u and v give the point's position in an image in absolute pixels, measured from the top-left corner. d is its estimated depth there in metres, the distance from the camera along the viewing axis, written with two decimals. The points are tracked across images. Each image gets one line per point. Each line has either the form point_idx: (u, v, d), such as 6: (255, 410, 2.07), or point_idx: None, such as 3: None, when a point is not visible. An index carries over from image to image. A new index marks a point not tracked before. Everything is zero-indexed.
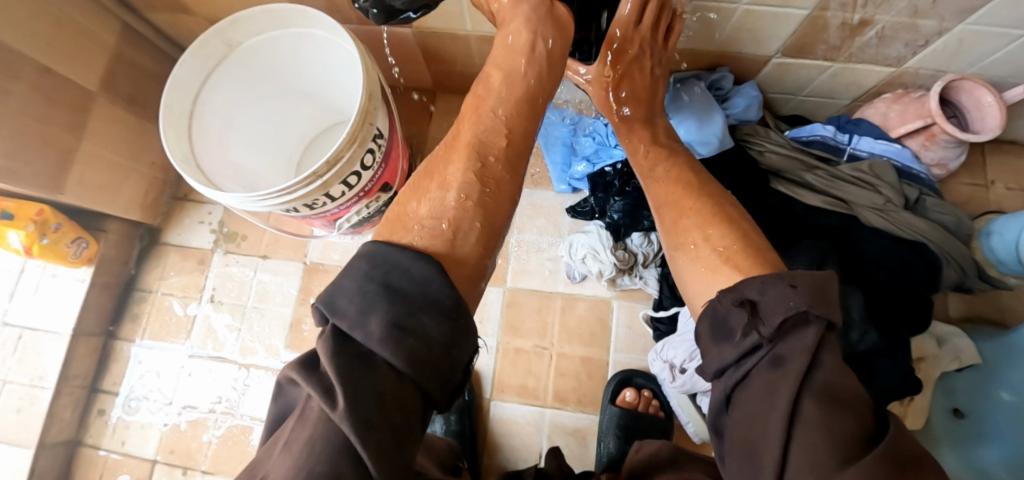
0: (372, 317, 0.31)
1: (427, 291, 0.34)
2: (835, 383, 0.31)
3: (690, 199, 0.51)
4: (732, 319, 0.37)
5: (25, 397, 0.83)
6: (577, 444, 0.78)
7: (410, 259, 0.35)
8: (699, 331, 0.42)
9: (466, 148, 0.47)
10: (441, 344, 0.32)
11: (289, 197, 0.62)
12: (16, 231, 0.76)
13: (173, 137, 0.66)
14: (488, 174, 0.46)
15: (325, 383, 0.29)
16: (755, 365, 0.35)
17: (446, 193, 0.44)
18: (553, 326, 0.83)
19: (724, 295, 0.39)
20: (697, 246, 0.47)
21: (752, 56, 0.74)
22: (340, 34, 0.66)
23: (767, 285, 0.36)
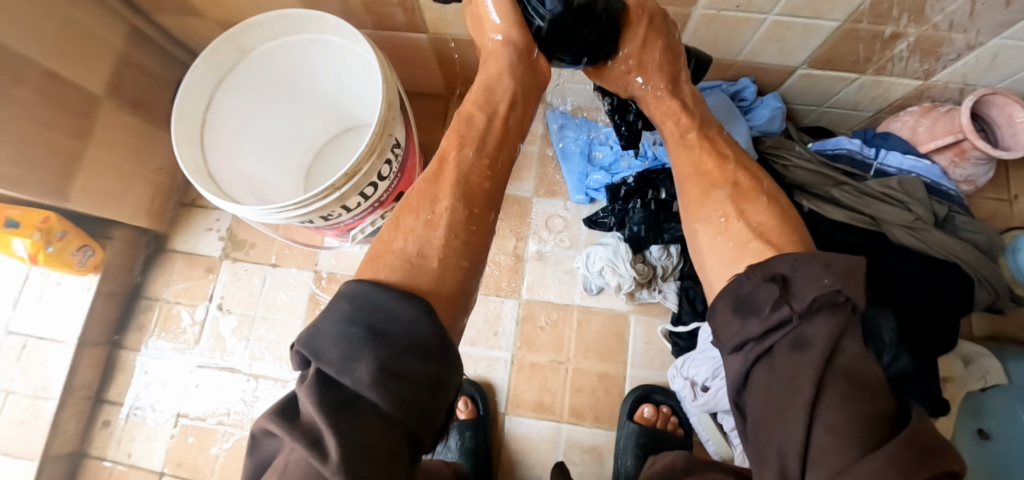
0: (359, 364, 0.30)
1: (413, 332, 0.33)
2: (858, 368, 0.30)
3: (719, 170, 0.48)
4: (760, 294, 0.35)
5: (29, 408, 0.81)
6: (594, 461, 0.76)
7: (394, 299, 0.34)
8: (717, 309, 0.40)
9: (447, 188, 0.45)
10: (429, 380, 0.32)
11: (305, 209, 0.61)
12: (21, 239, 0.73)
13: (185, 146, 0.64)
14: (469, 213, 0.45)
15: (310, 434, 0.29)
16: (779, 341, 0.33)
17: (428, 237, 0.42)
18: (569, 340, 0.81)
19: (754, 271, 0.37)
20: (728, 219, 0.44)
21: (778, 67, 0.72)
22: (358, 41, 0.64)
23: (801, 262, 0.34)
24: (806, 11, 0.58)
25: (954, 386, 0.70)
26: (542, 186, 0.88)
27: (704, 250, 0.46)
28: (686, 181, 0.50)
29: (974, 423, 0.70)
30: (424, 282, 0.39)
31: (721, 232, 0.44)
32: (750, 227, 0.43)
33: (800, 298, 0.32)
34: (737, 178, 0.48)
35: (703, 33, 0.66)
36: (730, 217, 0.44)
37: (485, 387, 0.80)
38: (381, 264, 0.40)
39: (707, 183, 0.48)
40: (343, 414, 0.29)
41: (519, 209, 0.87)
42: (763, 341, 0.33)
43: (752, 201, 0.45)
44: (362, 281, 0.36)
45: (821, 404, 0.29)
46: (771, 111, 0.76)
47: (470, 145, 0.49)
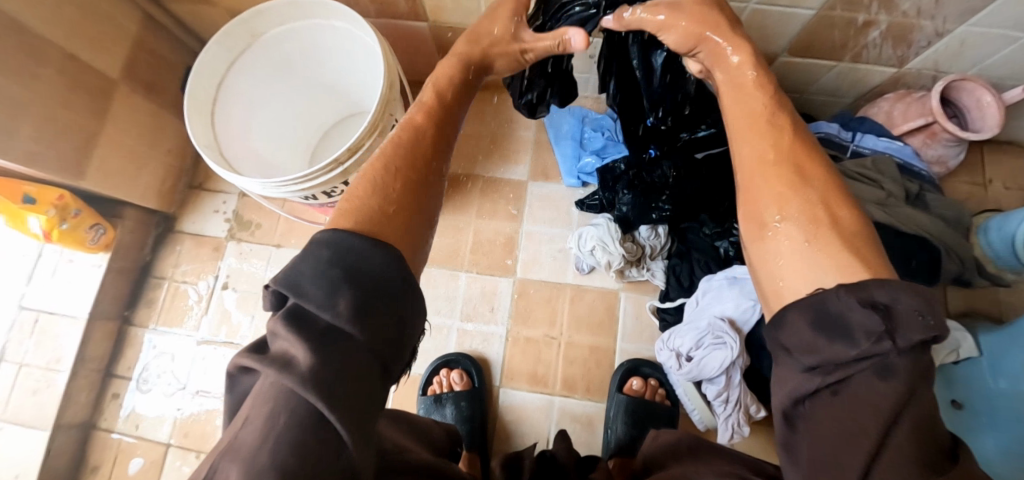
0: (342, 298, 0.28)
1: (389, 275, 0.31)
2: (931, 414, 0.25)
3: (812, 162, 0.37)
4: (854, 316, 0.26)
5: (42, 379, 0.84)
6: (584, 430, 0.80)
7: (372, 246, 0.32)
8: (787, 318, 0.30)
9: (418, 161, 0.41)
10: (401, 322, 0.31)
11: (310, 183, 0.64)
12: (37, 215, 0.77)
13: (197, 123, 0.68)
14: (429, 189, 0.41)
15: (284, 359, 0.26)
16: (848, 372, 0.25)
17: (387, 201, 0.36)
18: (563, 315, 0.85)
19: (842, 288, 0.27)
20: (821, 219, 0.33)
21: (760, 54, 0.76)
22: (363, 26, 0.67)
23: (902, 288, 0.26)
24: None
25: (927, 356, 0.74)
26: (537, 169, 0.92)
27: (769, 256, 0.34)
28: (763, 171, 0.37)
29: (947, 394, 0.76)
30: (389, 234, 0.35)
31: (786, 235, 0.33)
32: (840, 233, 0.32)
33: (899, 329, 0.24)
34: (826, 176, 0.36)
35: None
36: (819, 223, 0.33)
37: (480, 361, 0.84)
38: (342, 222, 0.34)
39: (799, 180, 0.35)
40: (322, 345, 0.27)
41: (515, 191, 0.91)
42: (834, 368, 0.26)
43: (846, 208, 0.34)
44: (336, 230, 0.33)
45: (893, 440, 0.23)
46: None
47: (443, 125, 0.46)
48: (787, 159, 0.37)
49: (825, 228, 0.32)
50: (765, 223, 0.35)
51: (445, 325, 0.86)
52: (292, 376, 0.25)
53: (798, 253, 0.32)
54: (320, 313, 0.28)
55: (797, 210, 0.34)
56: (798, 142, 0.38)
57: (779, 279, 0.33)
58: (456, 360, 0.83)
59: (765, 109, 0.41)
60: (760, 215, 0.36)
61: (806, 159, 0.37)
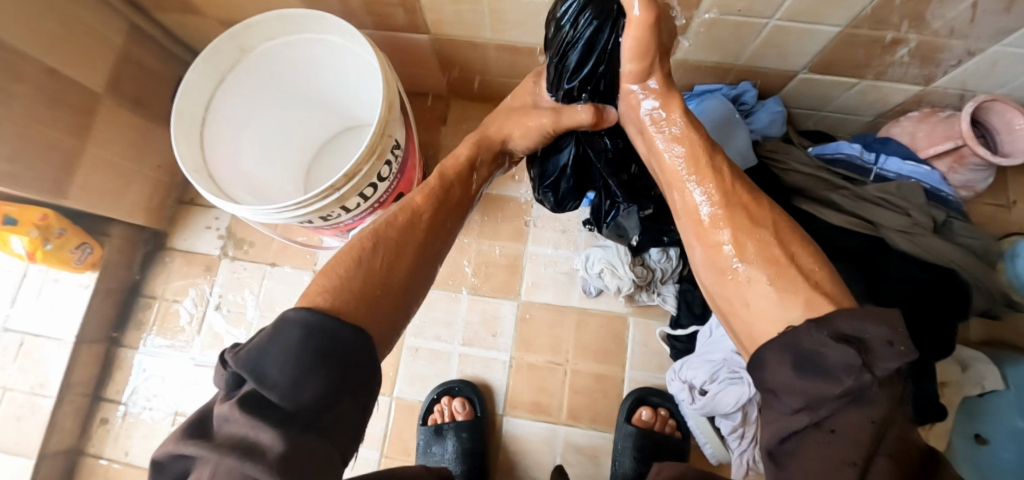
0: (310, 381, 0.31)
1: (352, 362, 0.35)
2: (907, 442, 0.28)
3: (760, 211, 0.45)
4: (827, 352, 0.30)
5: (26, 405, 0.81)
6: (591, 463, 0.76)
7: (350, 329, 0.37)
8: (765, 355, 0.35)
9: (405, 243, 0.48)
10: (350, 410, 0.34)
11: (305, 210, 0.61)
12: (19, 236, 0.73)
13: (185, 146, 0.64)
14: (418, 262, 0.49)
15: (243, 443, 0.27)
16: (832, 405, 0.29)
17: (372, 280, 0.43)
18: (567, 341, 0.81)
19: (814, 327, 0.32)
20: (780, 261, 0.40)
21: (778, 71, 0.72)
22: (359, 41, 0.64)
23: (868, 321, 0.31)
24: (807, 16, 0.58)
25: (952, 390, 0.70)
26: None
27: (746, 301, 0.41)
28: (716, 218, 0.46)
29: (971, 429, 0.72)
30: (361, 313, 0.40)
31: (756, 278, 0.41)
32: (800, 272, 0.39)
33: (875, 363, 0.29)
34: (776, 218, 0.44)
35: (703, 36, 0.65)
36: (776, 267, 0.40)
37: (482, 388, 0.80)
38: (320, 298, 0.39)
39: (751, 223, 0.44)
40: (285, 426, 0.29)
41: (519, 211, 0.87)
42: (817, 402, 0.29)
43: (799, 242, 0.42)
44: (308, 310, 0.36)
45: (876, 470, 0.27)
46: (771, 115, 0.76)
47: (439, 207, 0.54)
48: (734, 211, 0.45)
49: (786, 270, 0.39)
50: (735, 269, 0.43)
51: (445, 350, 0.83)
52: (255, 456, 0.26)
53: (766, 297, 0.39)
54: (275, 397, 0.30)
55: (759, 254, 0.42)
56: (739, 185, 0.47)
57: (757, 325, 0.39)
58: (457, 388, 0.79)
59: (704, 153, 0.48)
60: (719, 263, 0.45)
61: (743, 204, 0.45)
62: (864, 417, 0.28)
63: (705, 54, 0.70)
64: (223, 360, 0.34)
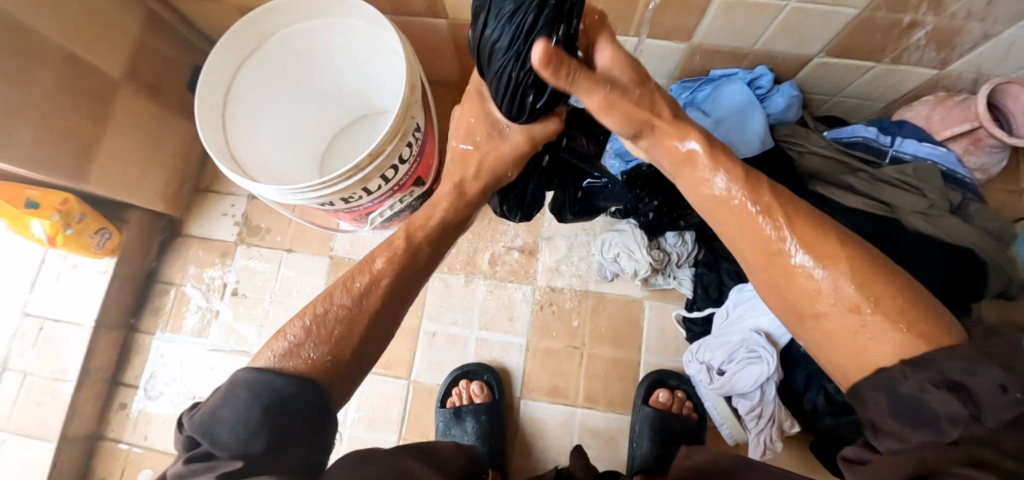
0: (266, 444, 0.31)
1: (305, 420, 0.33)
2: None
3: (821, 237, 0.34)
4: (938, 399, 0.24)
5: (47, 390, 0.81)
6: (608, 445, 0.77)
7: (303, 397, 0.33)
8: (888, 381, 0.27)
9: (363, 314, 0.39)
10: (306, 460, 0.33)
11: (327, 190, 0.61)
12: (41, 220, 0.74)
13: (207, 128, 0.65)
14: (378, 334, 0.40)
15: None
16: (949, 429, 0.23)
17: (320, 357, 0.36)
18: (584, 326, 0.82)
19: (910, 372, 0.26)
20: (857, 300, 0.30)
21: (794, 56, 0.73)
22: (380, 24, 0.64)
23: (980, 360, 0.24)
24: None
25: None
26: None
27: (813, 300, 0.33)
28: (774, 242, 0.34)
29: None
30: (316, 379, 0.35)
31: (839, 293, 0.31)
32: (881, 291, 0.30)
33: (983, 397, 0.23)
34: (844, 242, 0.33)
35: (722, 20, 0.66)
36: (863, 305, 0.30)
37: (500, 372, 0.81)
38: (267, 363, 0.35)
39: (816, 237, 0.33)
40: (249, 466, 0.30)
41: None
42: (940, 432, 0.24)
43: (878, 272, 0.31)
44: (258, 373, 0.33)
45: None
46: (787, 99, 0.76)
47: (409, 273, 0.42)
48: (802, 223, 0.34)
49: (874, 288, 0.30)
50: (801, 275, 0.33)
51: (463, 335, 0.83)
52: None
53: (847, 337, 0.30)
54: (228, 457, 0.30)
55: (833, 257, 0.32)
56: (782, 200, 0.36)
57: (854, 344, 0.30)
58: (475, 372, 0.80)
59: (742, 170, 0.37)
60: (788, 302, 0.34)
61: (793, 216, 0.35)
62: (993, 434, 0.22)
63: (722, 39, 0.71)
64: (184, 418, 0.34)
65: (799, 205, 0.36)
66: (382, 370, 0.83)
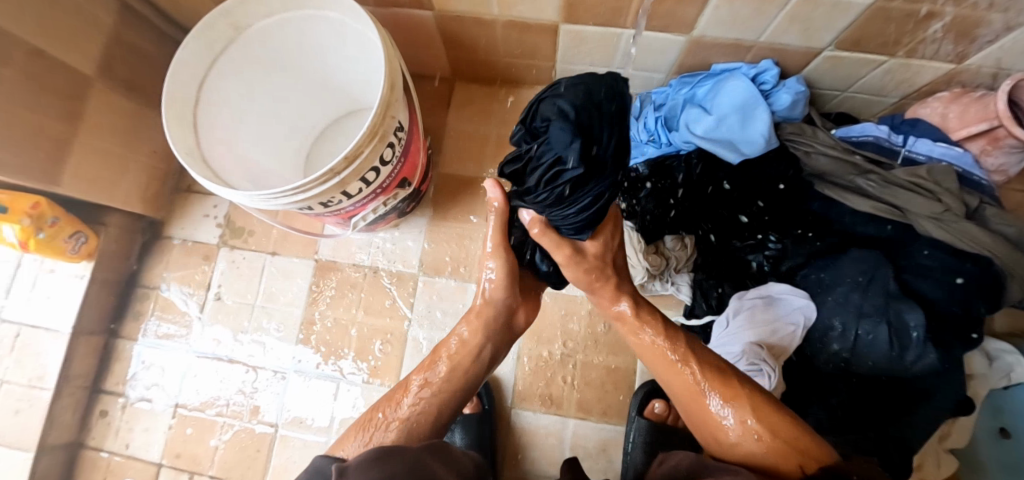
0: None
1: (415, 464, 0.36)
2: None
3: (732, 382, 0.48)
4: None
5: (24, 398, 0.79)
6: (602, 457, 0.75)
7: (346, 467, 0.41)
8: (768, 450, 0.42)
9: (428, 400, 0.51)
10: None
11: (303, 196, 0.57)
12: (10, 225, 0.71)
13: (176, 129, 0.61)
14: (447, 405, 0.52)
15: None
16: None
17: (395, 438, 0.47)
18: (578, 333, 0.79)
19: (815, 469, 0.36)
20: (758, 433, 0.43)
21: (802, 49, 0.68)
22: (358, 16, 0.60)
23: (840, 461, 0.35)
24: None
25: (978, 383, 0.68)
26: None
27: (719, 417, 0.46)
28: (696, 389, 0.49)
29: (994, 422, 0.70)
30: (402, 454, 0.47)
31: (743, 419, 0.45)
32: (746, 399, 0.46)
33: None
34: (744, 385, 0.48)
35: (724, 11, 0.61)
36: (762, 433, 0.43)
37: (490, 380, 0.78)
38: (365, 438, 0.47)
39: (720, 380, 0.48)
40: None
41: None
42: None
43: (776, 412, 0.45)
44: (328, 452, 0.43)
45: None
46: (794, 95, 0.71)
47: (444, 396, 0.52)
48: (713, 380, 0.49)
49: (769, 420, 0.44)
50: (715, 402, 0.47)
51: None
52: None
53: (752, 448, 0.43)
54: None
55: (728, 393, 0.47)
56: (712, 370, 0.49)
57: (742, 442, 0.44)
58: None
59: (671, 332, 0.54)
60: (715, 434, 0.47)
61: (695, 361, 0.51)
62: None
63: (724, 32, 0.66)
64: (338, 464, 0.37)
65: (709, 359, 0.51)
66: (368, 378, 0.81)
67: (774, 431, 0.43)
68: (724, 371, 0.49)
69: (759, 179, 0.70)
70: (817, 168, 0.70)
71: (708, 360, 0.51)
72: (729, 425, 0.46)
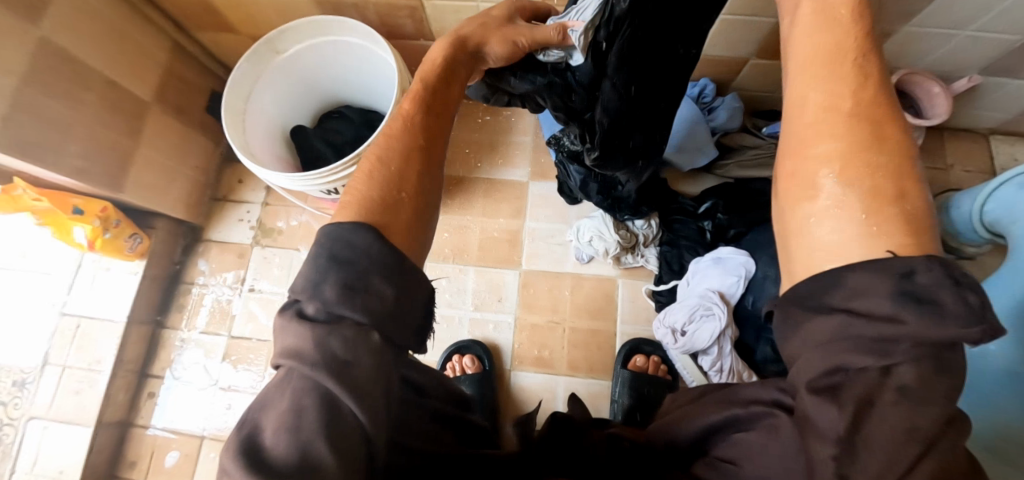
0: (371, 277, 0.31)
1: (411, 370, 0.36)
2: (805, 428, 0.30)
3: (883, 165, 0.27)
4: (949, 296, 0.23)
5: (84, 380, 0.90)
6: (590, 407, 0.86)
7: (369, 245, 0.32)
8: (849, 283, 0.25)
9: (416, 146, 0.38)
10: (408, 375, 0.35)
11: (333, 177, 0.74)
12: (84, 225, 0.84)
13: (232, 131, 0.77)
14: (428, 152, 0.39)
15: (339, 333, 0.29)
16: (905, 352, 0.23)
17: (382, 206, 0.34)
18: (565, 302, 0.92)
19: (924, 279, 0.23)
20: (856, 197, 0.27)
21: (729, 58, 0.84)
22: (373, 41, 0.76)
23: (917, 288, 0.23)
24: (747, 11, 0.70)
25: None
26: (536, 171, 1.00)
27: (815, 223, 0.28)
28: (828, 133, 0.29)
29: None
30: (393, 225, 0.34)
31: (849, 223, 0.26)
32: (906, 215, 0.26)
33: (912, 328, 0.23)
34: (892, 159, 0.27)
35: None
36: (855, 181, 0.27)
37: (491, 347, 0.90)
38: (348, 215, 0.34)
39: (869, 144, 0.28)
40: (377, 333, 0.30)
41: (518, 190, 0.99)
42: (859, 331, 0.24)
43: (904, 187, 0.27)
44: (337, 227, 0.33)
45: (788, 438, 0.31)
46: (729, 110, 0.86)
47: (423, 123, 0.39)
48: (859, 145, 0.28)
49: (879, 197, 0.26)
50: (816, 187, 0.28)
51: (457, 315, 0.93)
52: (354, 377, 0.28)
53: (829, 233, 0.27)
54: (312, 307, 0.30)
55: (853, 170, 0.27)
56: (868, 122, 0.28)
57: (814, 256, 0.27)
58: (468, 347, 0.90)
59: (884, 129, 0.28)
60: (795, 211, 0.29)
61: (872, 120, 0.28)
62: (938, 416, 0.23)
63: None
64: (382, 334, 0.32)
65: (886, 144, 0.28)
66: None
67: (914, 230, 0.25)
68: (878, 153, 0.27)
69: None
70: (728, 146, 0.89)
71: (880, 152, 0.27)
72: (824, 192, 0.28)
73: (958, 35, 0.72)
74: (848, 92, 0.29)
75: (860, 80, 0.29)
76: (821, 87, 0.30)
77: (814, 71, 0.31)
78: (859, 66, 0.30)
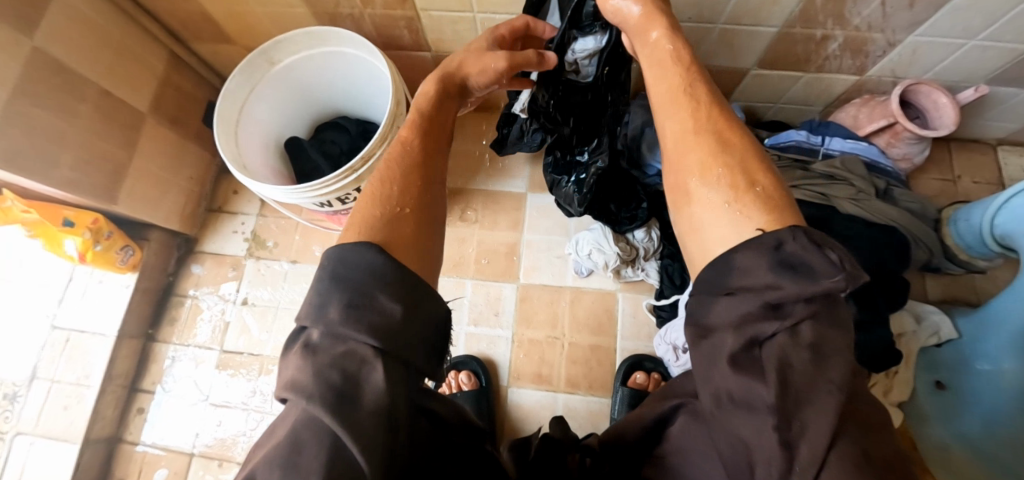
0: (377, 295, 0.29)
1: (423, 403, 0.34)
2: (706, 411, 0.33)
3: (732, 161, 0.32)
4: (815, 257, 0.25)
5: (72, 395, 0.88)
6: (590, 426, 0.83)
7: (371, 263, 0.30)
8: (737, 263, 0.27)
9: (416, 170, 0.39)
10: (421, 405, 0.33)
11: (327, 190, 0.72)
12: (74, 238, 0.83)
13: (224, 142, 0.76)
14: (427, 174, 0.40)
15: (344, 361, 0.27)
16: (801, 312, 0.24)
17: (386, 223, 0.34)
18: (564, 317, 0.90)
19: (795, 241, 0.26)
20: (735, 187, 0.30)
21: (731, 68, 0.82)
22: (370, 52, 0.75)
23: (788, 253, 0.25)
24: (748, 20, 0.69)
25: (908, 340, 0.76)
26: (535, 182, 0.99)
27: (700, 220, 0.31)
28: (684, 146, 0.34)
29: (931, 376, 0.77)
30: (397, 240, 0.34)
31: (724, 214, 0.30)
32: (762, 197, 0.29)
33: (791, 291, 0.24)
34: (743, 155, 0.32)
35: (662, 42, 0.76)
36: (722, 180, 0.31)
37: (487, 363, 0.88)
38: (352, 235, 0.33)
39: (716, 149, 0.33)
40: (385, 358, 0.28)
41: (517, 202, 0.98)
42: (750, 305, 0.25)
43: (759, 174, 0.31)
44: (341, 248, 0.32)
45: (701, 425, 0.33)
46: None
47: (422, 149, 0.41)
48: (708, 152, 0.33)
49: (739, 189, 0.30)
50: (689, 192, 0.32)
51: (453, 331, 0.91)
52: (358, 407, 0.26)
53: (718, 224, 0.30)
54: (318, 332, 0.29)
55: (711, 175, 0.32)
56: (710, 133, 0.34)
57: (708, 244, 0.30)
58: (464, 363, 0.87)
59: (723, 134, 0.34)
60: (685, 216, 0.33)
61: (718, 130, 0.34)
62: (845, 368, 0.24)
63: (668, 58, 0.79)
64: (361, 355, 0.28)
65: (730, 147, 0.33)
66: None
67: (774, 208, 0.29)
68: (726, 155, 0.32)
69: (603, 32, 0.54)
70: None
71: (723, 152, 0.33)
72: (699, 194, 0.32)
73: (966, 44, 0.70)
74: (684, 114, 0.36)
75: (694, 103, 0.36)
76: (666, 114, 0.37)
77: (663, 107, 0.37)
78: (694, 92, 0.37)
